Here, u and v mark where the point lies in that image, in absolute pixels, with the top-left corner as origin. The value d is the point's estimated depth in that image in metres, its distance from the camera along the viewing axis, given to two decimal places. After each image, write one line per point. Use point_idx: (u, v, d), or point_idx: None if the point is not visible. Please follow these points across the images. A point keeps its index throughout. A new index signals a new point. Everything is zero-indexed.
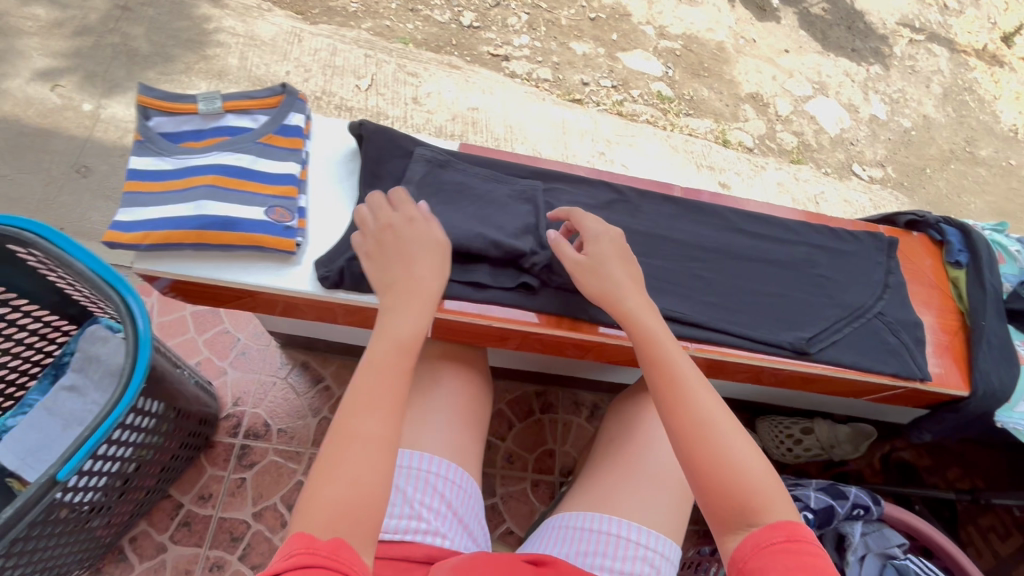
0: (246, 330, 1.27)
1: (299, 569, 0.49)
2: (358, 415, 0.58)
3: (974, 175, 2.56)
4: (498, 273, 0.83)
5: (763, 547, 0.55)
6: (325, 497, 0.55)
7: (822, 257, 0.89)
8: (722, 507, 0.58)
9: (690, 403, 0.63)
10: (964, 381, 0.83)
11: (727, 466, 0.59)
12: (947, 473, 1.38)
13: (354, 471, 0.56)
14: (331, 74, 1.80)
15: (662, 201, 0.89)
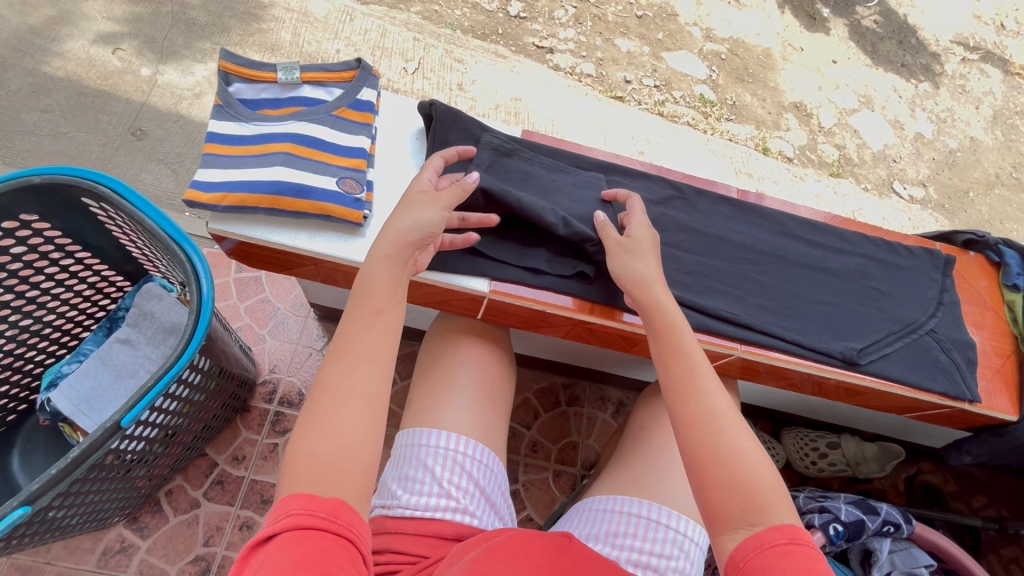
0: (287, 300, 1.30)
1: (299, 529, 0.51)
2: (345, 368, 0.60)
3: (1018, 202, 2.49)
4: (555, 261, 0.85)
5: (765, 548, 0.54)
6: (312, 449, 0.56)
7: (876, 269, 0.88)
8: (724, 504, 0.57)
9: (687, 394, 0.63)
10: (1013, 406, 0.82)
11: (725, 458, 0.59)
12: (973, 500, 1.36)
13: (337, 429, 0.57)
14: (379, 55, 1.82)
15: (719, 202, 0.89)
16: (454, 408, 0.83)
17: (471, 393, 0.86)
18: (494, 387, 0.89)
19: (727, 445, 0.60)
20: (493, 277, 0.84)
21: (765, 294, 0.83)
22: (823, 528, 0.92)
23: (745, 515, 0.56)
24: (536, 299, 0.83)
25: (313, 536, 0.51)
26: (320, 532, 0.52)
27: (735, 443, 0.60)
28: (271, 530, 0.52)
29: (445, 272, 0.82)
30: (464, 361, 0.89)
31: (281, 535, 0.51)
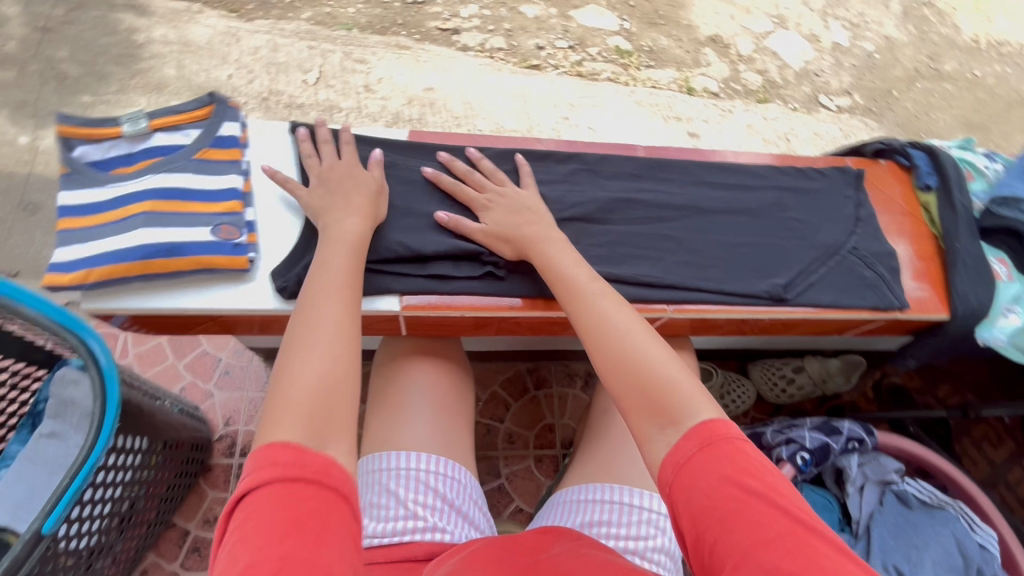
0: (227, 348, 1.25)
1: (289, 484, 0.52)
2: (309, 327, 0.63)
3: (941, 91, 2.53)
4: (460, 263, 0.82)
5: (684, 462, 0.56)
6: (284, 396, 0.58)
7: (790, 199, 0.88)
8: (641, 411, 0.60)
9: (596, 318, 0.68)
10: (943, 305, 0.83)
11: (639, 368, 0.62)
12: (938, 392, 1.40)
13: (313, 369, 0.60)
14: (275, 72, 1.72)
15: (623, 162, 0.87)
16: (415, 430, 0.78)
17: (428, 411, 0.80)
18: (453, 399, 0.83)
19: (641, 356, 0.63)
20: (403, 293, 0.79)
21: (684, 248, 0.81)
22: (791, 460, 0.94)
23: (660, 421, 0.59)
24: (454, 304, 0.80)
25: (302, 494, 0.52)
26: (306, 485, 0.52)
27: (644, 353, 0.63)
28: (247, 485, 0.52)
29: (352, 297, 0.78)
30: (416, 378, 0.83)
31: (262, 487, 0.52)
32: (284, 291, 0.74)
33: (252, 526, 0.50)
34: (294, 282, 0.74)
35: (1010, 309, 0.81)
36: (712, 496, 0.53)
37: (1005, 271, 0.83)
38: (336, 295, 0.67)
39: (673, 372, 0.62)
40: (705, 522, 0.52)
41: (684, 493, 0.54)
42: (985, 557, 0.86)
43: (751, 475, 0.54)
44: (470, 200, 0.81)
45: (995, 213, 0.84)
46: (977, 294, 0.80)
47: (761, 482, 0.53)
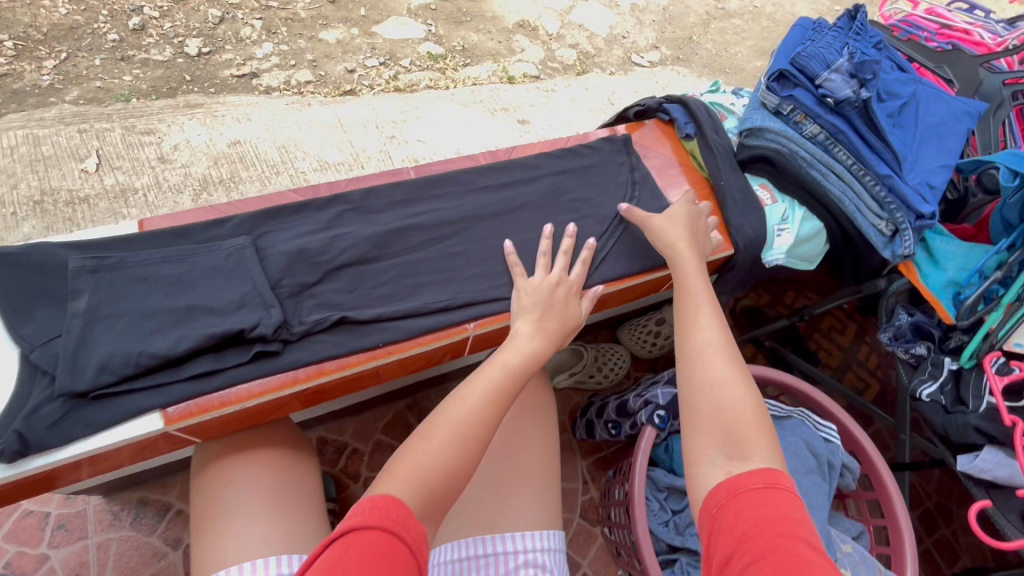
0: (54, 498, 1.08)
1: (361, 525, 0.54)
2: (408, 471, 0.62)
3: (733, 27, 2.77)
4: (223, 354, 0.71)
5: (740, 493, 0.58)
6: (406, 458, 0.63)
7: (571, 180, 0.94)
8: (713, 434, 0.65)
9: (694, 342, 0.74)
10: (726, 241, 0.88)
11: (714, 392, 0.68)
12: (785, 299, 1.54)
13: (427, 452, 0.64)
14: (43, 167, 1.51)
15: (392, 188, 0.90)
16: (240, 539, 0.69)
17: (255, 508, 0.71)
18: (289, 485, 0.75)
19: (714, 381, 0.69)
20: (163, 405, 0.67)
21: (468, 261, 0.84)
22: (650, 420, 0.94)
23: (727, 450, 0.63)
24: (225, 399, 0.69)
25: (365, 537, 0.53)
26: (404, 549, 0.53)
27: (720, 377, 0.70)
28: (351, 525, 0.54)
29: (108, 429, 0.65)
30: (232, 481, 0.73)
31: (345, 528, 0.53)
32: (3, 453, 0.61)
33: (348, 558, 0.50)
34: (14, 441, 0.61)
35: (781, 229, 0.90)
36: (757, 524, 0.53)
37: (768, 195, 0.92)
38: (471, 432, 0.67)
39: (745, 405, 0.67)
40: (741, 544, 0.52)
41: (732, 516, 0.56)
42: (831, 450, 0.95)
43: (796, 524, 0.53)
44: (241, 271, 0.76)
45: (748, 145, 0.93)
46: (750, 224, 0.87)
47: (809, 534, 0.52)
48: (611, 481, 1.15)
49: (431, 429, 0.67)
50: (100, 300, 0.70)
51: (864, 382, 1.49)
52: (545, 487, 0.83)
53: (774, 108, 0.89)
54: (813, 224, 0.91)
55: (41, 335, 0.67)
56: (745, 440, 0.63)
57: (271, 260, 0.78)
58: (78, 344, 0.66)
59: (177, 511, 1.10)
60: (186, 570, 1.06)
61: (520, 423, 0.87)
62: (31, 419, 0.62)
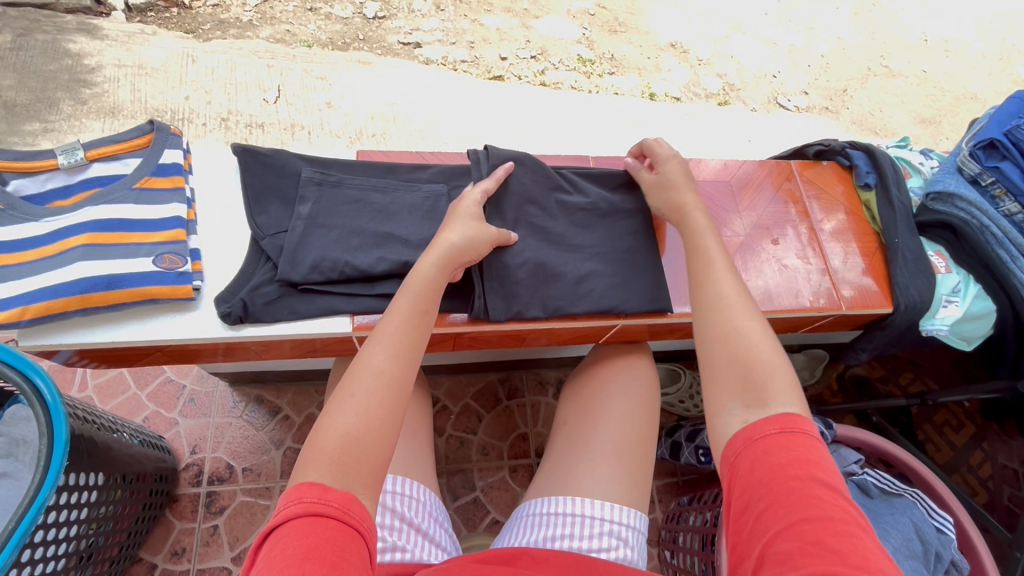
0: (191, 374, 1.22)
1: (307, 516, 0.52)
2: (333, 440, 0.58)
3: (893, 88, 2.55)
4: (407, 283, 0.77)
5: (755, 440, 0.59)
6: (323, 432, 0.58)
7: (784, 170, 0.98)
8: (729, 382, 0.64)
9: (710, 295, 0.72)
10: (887, 299, 0.85)
11: (727, 341, 0.67)
12: (900, 380, 1.42)
13: (343, 424, 0.59)
14: (234, 91, 1.70)
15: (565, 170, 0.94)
16: None
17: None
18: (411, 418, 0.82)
19: (731, 328, 0.68)
20: (353, 313, 0.75)
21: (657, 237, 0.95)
22: None
23: (745, 398, 0.62)
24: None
25: (323, 524, 0.52)
26: (330, 521, 0.52)
27: (742, 330, 0.67)
28: (283, 514, 0.53)
29: (303, 323, 0.73)
30: None
31: (285, 523, 0.52)
32: (230, 315, 0.69)
33: (282, 553, 0.49)
34: (239, 308, 0.69)
35: (949, 300, 0.86)
36: (775, 470, 0.56)
37: (942, 263, 0.88)
38: (390, 386, 0.62)
39: (764, 348, 0.66)
40: (757, 490, 0.56)
41: (744, 464, 0.58)
42: (942, 541, 0.89)
43: (816, 467, 0.56)
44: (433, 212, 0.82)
45: (931, 208, 0.91)
46: (917, 287, 0.84)
47: (825, 474, 0.55)
48: (687, 506, 1.12)
49: (346, 392, 0.61)
50: (319, 210, 0.77)
51: (972, 488, 1.37)
52: (643, 471, 0.82)
53: (971, 177, 0.88)
54: (985, 304, 0.87)
55: (272, 227, 0.75)
56: (762, 382, 0.63)
57: None
58: (300, 242, 0.74)
59: (284, 415, 1.21)
60: (282, 469, 1.16)
61: (638, 410, 0.85)
62: (255, 293, 0.71)
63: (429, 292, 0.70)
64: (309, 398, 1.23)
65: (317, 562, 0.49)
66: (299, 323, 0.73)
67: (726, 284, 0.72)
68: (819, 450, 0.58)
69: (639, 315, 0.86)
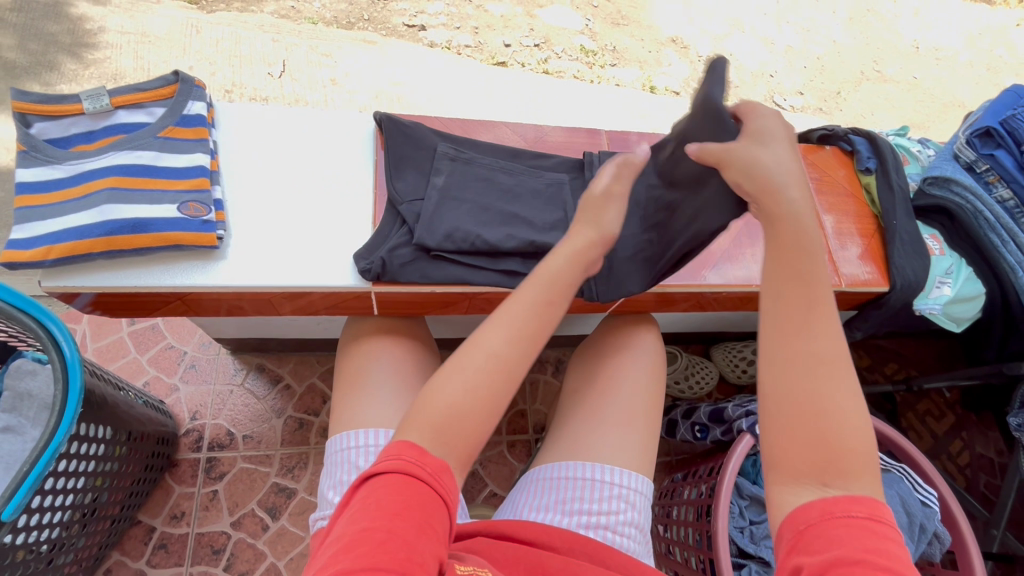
0: (193, 341, 1.21)
1: (406, 476, 0.53)
2: (439, 407, 0.57)
3: (885, 93, 2.60)
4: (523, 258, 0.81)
5: (835, 517, 0.50)
6: (430, 396, 0.58)
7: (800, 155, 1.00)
8: (804, 462, 0.52)
9: (800, 343, 0.55)
10: (883, 278, 0.89)
11: (814, 410, 0.53)
12: (886, 369, 1.45)
13: (461, 393, 0.57)
14: (237, 64, 1.68)
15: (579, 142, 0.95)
16: (382, 406, 0.75)
17: (395, 386, 0.77)
18: (426, 378, 0.82)
19: (809, 398, 0.53)
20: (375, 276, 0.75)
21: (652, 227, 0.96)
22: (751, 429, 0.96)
23: (824, 478, 0.52)
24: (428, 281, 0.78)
25: (417, 488, 0.53)
26: (422, 487, 0.53)
27: (834, 402, 0.53)
28: (383, 465, 0.54)
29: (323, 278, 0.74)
30: (382, 357, 0.79)
31: (385, 475, 0.53)
32: (369, 271, 0.74)
33: (376, 505, 0.51)
34: (379, 265, 0.74)
35: (942, 281, 0.90)
36: (852, 551, 0.47)
37: (937, 245, 0.93)
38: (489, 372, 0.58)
39: (846, 417, 0.53)
40: (834, 567, 0.46)
41: (818, 540, 0.49)
42: (927, 514, 0.93)
43: (894, 558, 0.48)
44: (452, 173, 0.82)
45: (928, 192, 0.95)
46: (912, 268, 0.87)
47: (904, 568, 0.47)
48: (681, 482, 1.15)
49: (457, 364, 0.59)
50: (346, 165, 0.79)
51: (952, 474, 1.42)
52: (650, 436, 0.85)
53: (967, 163, 0.93)
54: (974, 285, 0.92)
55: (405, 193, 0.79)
56: (845, 454, 0.52)
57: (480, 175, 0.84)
58: (434, 210, 0.78)
59: (285, 385, 1.21)
60: (282, 438, 1.17)
61: (649, 378, 0.88)
62: (394, 253, 0.75)
63: (557, 282, 0.65)
64: (310, 367, 1.24)
65: (406, 523, 0.50)
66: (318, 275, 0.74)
67: (812, 334, 0.55)
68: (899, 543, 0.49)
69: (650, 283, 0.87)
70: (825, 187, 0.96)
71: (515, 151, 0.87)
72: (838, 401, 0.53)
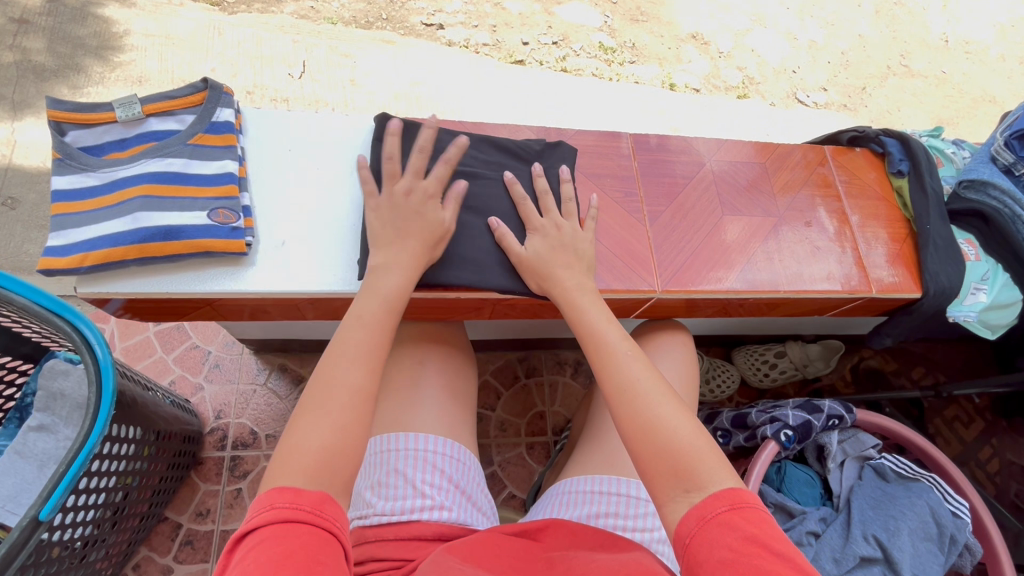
0: (217, 341, 1.23)
1: (282, 522, 0.51)
2: (309, 454, 0.56)
3: (912, 88, 2.53)
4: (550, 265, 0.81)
5: (707, 520, 0.53)
6: (293, 448, 0.57)
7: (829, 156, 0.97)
8: (660, 476, 0.57)
9: (619, 379, 0.64)
10: (915, 283, 0.87)
11: (650, 428, 0.60)
12: (913, 374, 1.42)
13: (327, 436, 0.57)
14: (259, 65, 1.70)
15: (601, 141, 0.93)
16: (425, 413, 0.77)
17: (438, 394, 0.79)
18: (466, 387, 0.84)
19: (647, 421, 0.60)
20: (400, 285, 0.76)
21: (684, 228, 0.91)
22: (776, 436, 0.95)
23: (682, 483, 0.57)
24: (449, 287, 0.77)
25: (296, 529, 0.51)
26: (302, 525, 0.51)
27: (662, 416, 0.60)
28: (253, 522, 0.51)
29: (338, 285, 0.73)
30: (425, 363, 0.81)
31: (260, 528, 0.51)
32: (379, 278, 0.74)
33: (256, 560, 0.48)
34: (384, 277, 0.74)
35: (978, 287, 0.88)
36: (733, 549, 0.51)
37: (972, 251, 0.91)
38: (362, 399, 0.61)
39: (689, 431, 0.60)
40: (723, 571, 0.50)
41: (702, 549, 0.52)
42: (957, 525, 0.90)
43: (771, 536, 0.52)
44: (476, 176, 0.82)
45: (963, 196, 0.93)
46: (947, 273, 0.85)
47: (782, 545, 0.51)
48: None
49: (316, 406, 0.59)
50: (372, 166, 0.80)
51: (981, 482, 1.38)
52: None
53: (1005, 166, 0.91)
54: (1011, 292, 0.90)
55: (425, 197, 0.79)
56: (695, 464, 0.57)
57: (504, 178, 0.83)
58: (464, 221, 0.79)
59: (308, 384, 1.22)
60: None
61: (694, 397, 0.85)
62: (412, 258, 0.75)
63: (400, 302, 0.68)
64: None
65: (293, 568, 0.48)
66: (346, 277, 0.74)
67: (630, 369, 0.65)
68: (771, 519, 0.53)
69: (676, 288, 0.82)
70: (852, 190, 0.94)
71: (521, 149, 0.86)
72: (675, 418, 0.60)
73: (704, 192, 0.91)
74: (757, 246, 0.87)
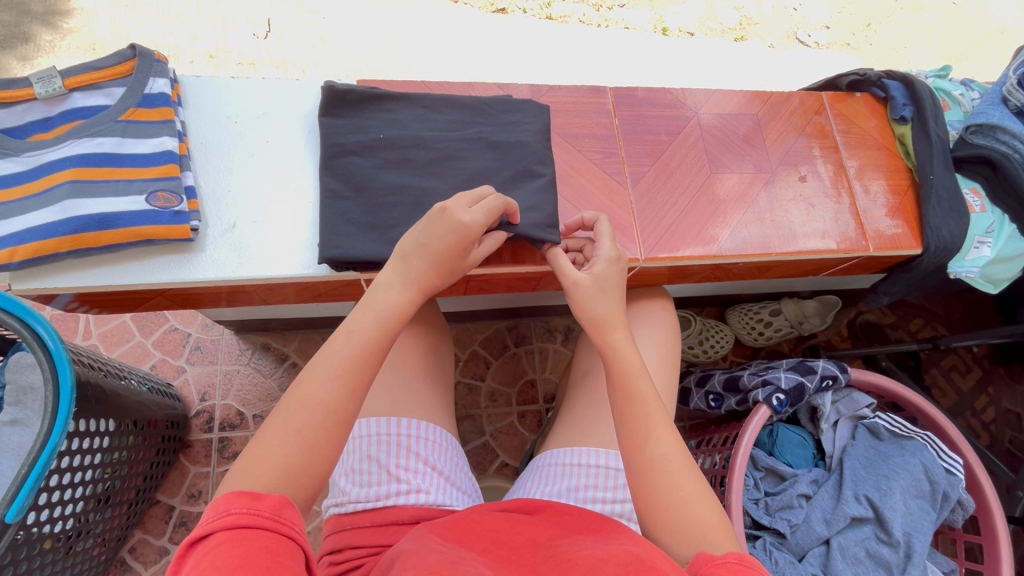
0: (196, 323, 1.20)
1: (237, 528, 0.46)
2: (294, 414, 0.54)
3: (921, 22, 2.37)
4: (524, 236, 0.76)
5: (714, 562, 0.51)
6: (303, 385, 0.57)
7: (827, 102, 0.91)
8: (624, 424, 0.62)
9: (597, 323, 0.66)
10: (916, 240, 0.82)
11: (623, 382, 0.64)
12: (911, 326, 1.39)
13: (326, 395, 0.56)
14: (219, 25, 1.59)
15: (580, 96, 0.86)
16: (398, 395, 0.75)
17: (410, 374, 0.77)
18: (439, 364, 0.82)
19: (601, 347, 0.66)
20: (362, 268, 0.71)
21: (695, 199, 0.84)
22: (768, 400, 0.92)
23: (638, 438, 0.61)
24: None
25: (253, 536, 0.46)
26: (260, 531, 0.47)
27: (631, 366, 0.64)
28: (207, 527, 0.46)
29: (293, 269, 0.71)
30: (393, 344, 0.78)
31: (218, 532, 0.46)
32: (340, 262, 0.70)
33: (212, 565, 0.43)
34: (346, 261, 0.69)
35: (982, 241, 0.84)
36: None
37: (978, 202, 0.86)
38: (368, 363, 0.59)
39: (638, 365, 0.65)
40: None
41: None
42: (951, 482, 0.88)
43: None
44: (444, 143, 0.76)
45: (970, 142, 0.87)
46: (949, 227, 0.80)
47: None
48: (696, 449, 1.10)
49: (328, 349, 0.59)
50: (329, 134, 0.74)
51: (977, 431, 1.38)
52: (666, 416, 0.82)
53: (1017, 108, 0.85)
54: (1017, 244, 0.85)
55: (390, 166, 0.74)
56: (640, 399, 0.63)
57: (473, 141, 0.77)
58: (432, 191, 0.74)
59: (292, 363, 1.20)
60: None
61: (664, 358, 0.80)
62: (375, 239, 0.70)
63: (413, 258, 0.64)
64: (316, 345, 1.21)
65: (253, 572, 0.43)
66: (308, 260, 0.72)
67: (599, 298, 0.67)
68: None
69: (661, 257, 0.77)
70: (850, 140, 0.88)
71: (490, 109, 0.79)
72: (622, 350, 0.65)
73: (692, 148, 0.85)
74: (749, 205, 0.82)
